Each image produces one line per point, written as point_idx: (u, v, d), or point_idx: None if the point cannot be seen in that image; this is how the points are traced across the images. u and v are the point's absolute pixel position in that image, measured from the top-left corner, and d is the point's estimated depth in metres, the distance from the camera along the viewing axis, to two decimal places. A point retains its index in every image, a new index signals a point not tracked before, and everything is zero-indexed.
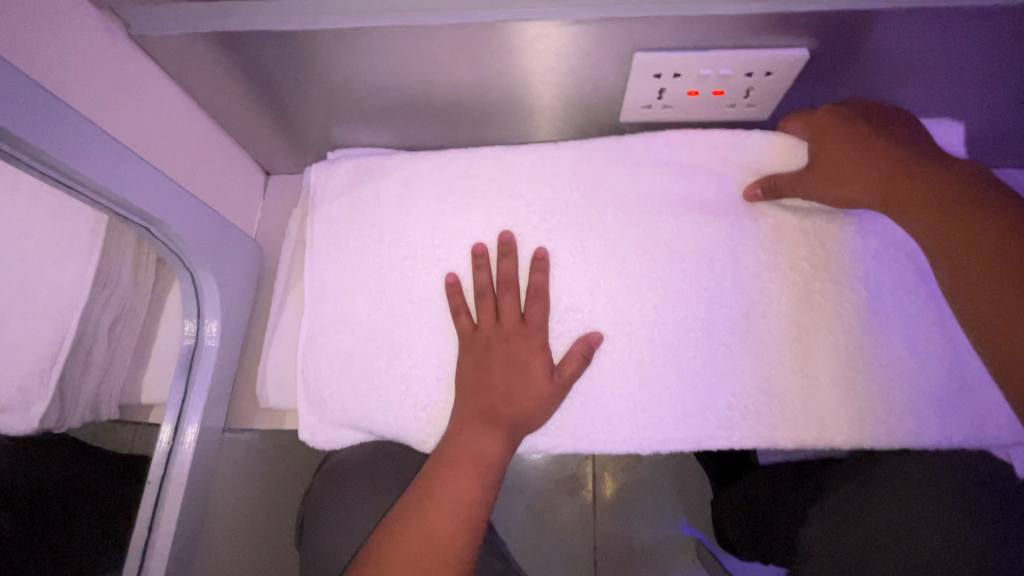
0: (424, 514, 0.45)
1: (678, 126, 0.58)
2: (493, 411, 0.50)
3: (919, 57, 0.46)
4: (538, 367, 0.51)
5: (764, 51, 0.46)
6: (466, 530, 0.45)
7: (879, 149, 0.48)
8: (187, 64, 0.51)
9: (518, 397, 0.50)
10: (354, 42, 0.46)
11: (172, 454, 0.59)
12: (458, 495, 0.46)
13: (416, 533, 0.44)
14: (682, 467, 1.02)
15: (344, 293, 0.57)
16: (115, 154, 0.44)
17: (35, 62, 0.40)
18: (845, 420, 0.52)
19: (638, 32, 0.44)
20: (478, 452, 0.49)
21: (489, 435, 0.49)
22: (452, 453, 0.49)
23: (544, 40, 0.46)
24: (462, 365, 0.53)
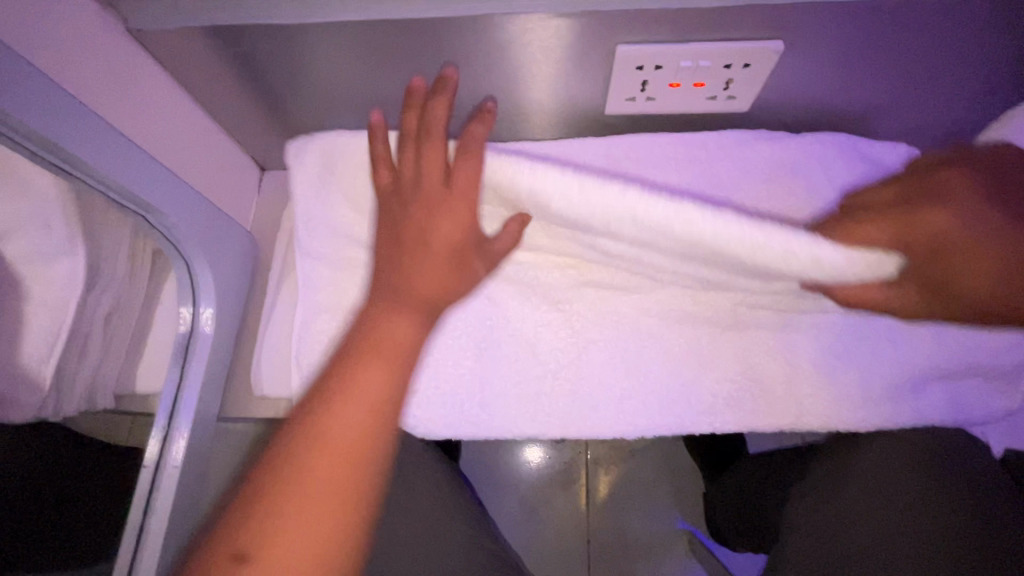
0: (344, 404, 0.42)
1: (661, 119, 0.59)
2: (406, 284, 0.47)
3: (888, 48, 0.48)
4: (451, 231, 0.47)
5: (742, 43, 0.47)
6: (376, 421, 0.42)
7: (975, 261, 0.40)
8: (183, 59, 0.52)
9: (433, 271, 0.47)
10: (346, 35, 0.47)
11: (167, 440, 0.60)
12: (376, 381, 0.43)
13: (337, 424, 0.41)
14: (675, 460, 1.03)
15: (335, 282, 0.59)
16: (112, 141, 0.46)
17: (36, 54, 0.41)
18: (823, 403, 0.53)
19: (620, 25, 0.46)
20: (393, 335, 0.45)
21: (403, 316, 0.46)
22: (367, 337, 0.45)
23: (531, 32, 0.47)
24: (381, 226, 0.51)
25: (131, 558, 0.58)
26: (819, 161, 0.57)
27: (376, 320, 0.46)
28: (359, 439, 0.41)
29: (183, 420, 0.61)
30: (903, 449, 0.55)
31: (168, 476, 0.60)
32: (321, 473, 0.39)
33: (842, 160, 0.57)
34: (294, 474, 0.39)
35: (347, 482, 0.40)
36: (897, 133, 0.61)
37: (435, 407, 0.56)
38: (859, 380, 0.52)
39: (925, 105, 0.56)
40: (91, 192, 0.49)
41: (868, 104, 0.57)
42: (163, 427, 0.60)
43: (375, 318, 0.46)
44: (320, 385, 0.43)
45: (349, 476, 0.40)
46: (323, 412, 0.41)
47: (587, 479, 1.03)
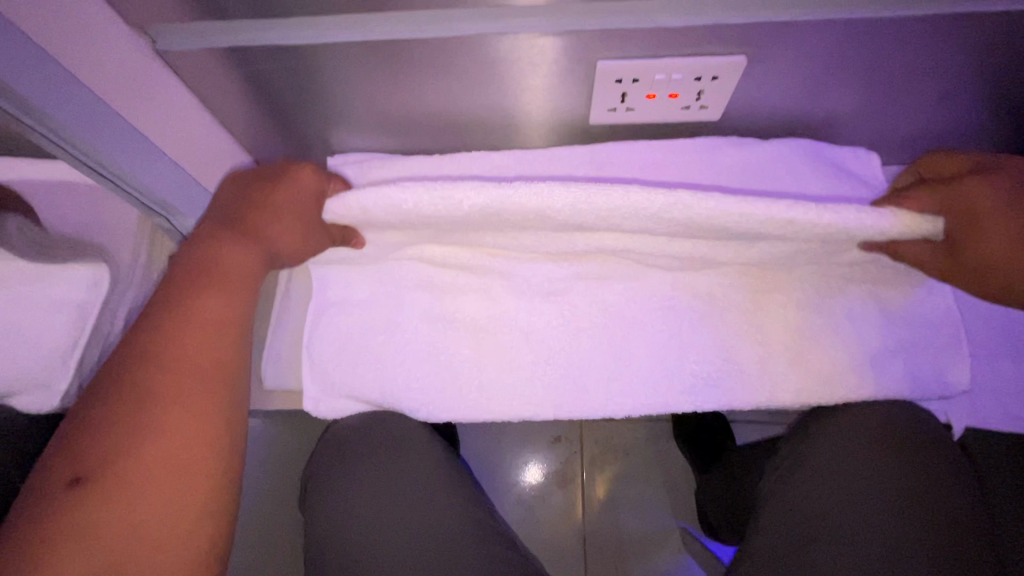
0: (183, 333, 0.47)
1: (641, 128, 0.65)
2: (247, 228, 0.52)
3: (842, 60, 0.53)
4: (292, 208, 0.52)
5: (709, 57, 0.53)
6: (209, 343, 0.48)
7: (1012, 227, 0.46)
8: (202, 77, 0.57)
9: (274, 231, 0.52)
10: (352, 54, 0.52)
11: None
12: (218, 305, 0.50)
13: (179, 345, 0.47)
14: (668, 459, 1.06)
15: (345, 283, 0.61)
16: (126, 133, 0.52)
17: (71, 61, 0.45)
18: (794, 385, 0.57)
19: (600, 42, 0.51)
20: (236, 265, 0.51)
21: (245, 251, 0.52)
22: (211, 261, 0.50)
23: (521, 50, 0.52)
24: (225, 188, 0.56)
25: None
26: (788, 165, 0.62)
27: (211, 253, 0.51)
28: (205, 360, 0.48)
29: None
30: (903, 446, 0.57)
31: None
32: (165, 398, 0.45)
33: (807, 164, 0.62)
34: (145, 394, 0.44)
35: (198, 398, 0.46)
36: (861, 140, 0.67)
37: (436, 393, 0.60)
38: (829, 363, 0.56)
39: (882, 114, 0.62)
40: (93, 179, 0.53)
41: (832, 113, 0.62)
42: None
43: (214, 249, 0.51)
44: (156, 314, 0.48)
45: (198, 394, 0.47)
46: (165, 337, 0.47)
47: (582, 478, 1.06)
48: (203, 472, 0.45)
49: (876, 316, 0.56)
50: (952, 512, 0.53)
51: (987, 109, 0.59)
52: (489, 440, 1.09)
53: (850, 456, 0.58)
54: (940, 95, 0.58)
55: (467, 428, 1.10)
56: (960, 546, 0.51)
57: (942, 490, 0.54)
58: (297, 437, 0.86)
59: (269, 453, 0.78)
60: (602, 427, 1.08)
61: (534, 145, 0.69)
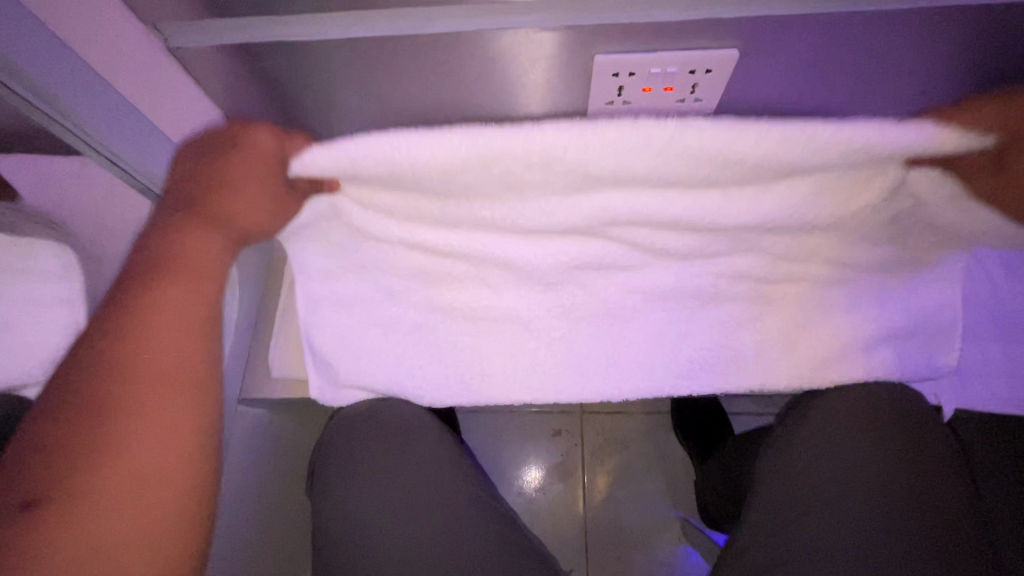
0: (145, 339, 0.44)
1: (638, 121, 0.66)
2: (206, 212, 0.45)
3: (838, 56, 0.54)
4: (247, 181, 0.43)
5: (708, 51, 0.53)
6: (175, 350, 0.45)
7: None
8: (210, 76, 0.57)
9: (237, 214, 0.45)
10: (353, 53, 0.54)
11: None
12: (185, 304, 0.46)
13: (145, 355, 0.44)
14: (666, 450, 1.08)
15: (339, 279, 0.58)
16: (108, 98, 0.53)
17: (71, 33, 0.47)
18: (789, 367, 0.59)
19: (598, 36, 0.52)
20: (198, 256, 0.46)
21: (207, 241, 0.46)
22: (169, 256, 0.45)
23: (518, 45, 0.53)
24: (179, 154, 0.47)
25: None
26: None
27: (174, 243, 0.45)
28: (178, 371, 0.45)
29: None
30: (896, 443, 0.58)
31: None
32: (134, 415, 0.42)
33: None
34: (116, 414, 0.42)
35: (172, 405, 0.44)
36: None
37: (442, 379, 0.62)
38: (825, 348, 0.58)
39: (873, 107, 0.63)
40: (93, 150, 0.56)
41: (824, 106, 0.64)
42: None
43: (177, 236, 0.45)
44: (114, 321, 0.44)
45: (171, 401, 0.44)
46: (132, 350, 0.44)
47: (583, 471, 1.07)
48: (181, 490, 0.44)
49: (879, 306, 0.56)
50: (944, 503, 0.55)
51: None
52: (490, 434, 1.10)
53: (848, 452, 0.59)
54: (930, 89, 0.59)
55: (467, 422, 1.11)
56: (951, 539, 0.53)
57: (930, 492, 0.55)
58: (301, 430, 0.87)
59: (275, 445, 0.79)
60: (600, 419, 1.10)
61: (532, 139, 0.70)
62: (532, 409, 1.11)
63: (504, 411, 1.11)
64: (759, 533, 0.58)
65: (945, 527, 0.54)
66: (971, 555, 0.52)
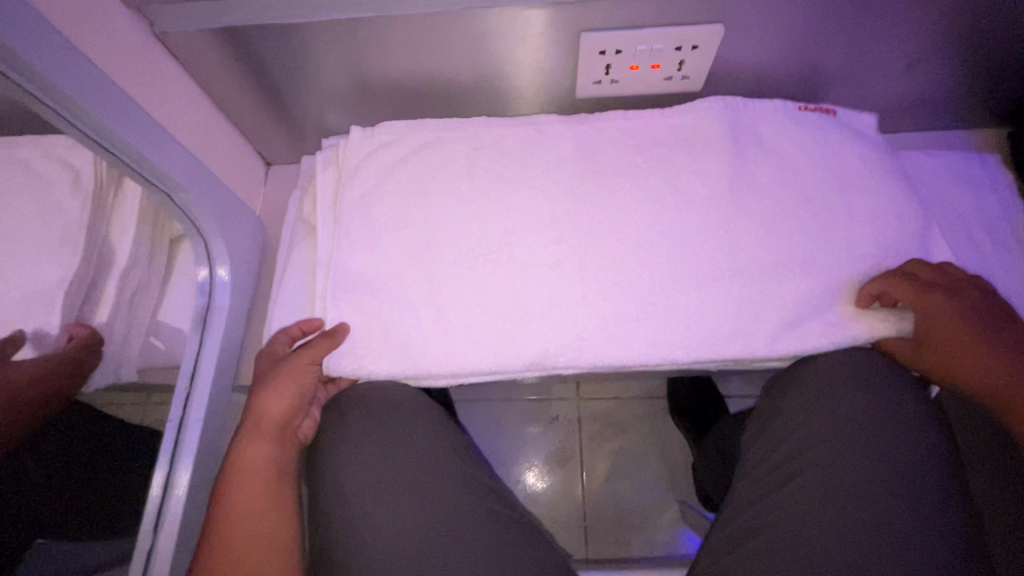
0: (239, 472, 0.58)
1: (622, 100, 0.69)
2: (257, 427, 0.61)
3: (790, 14, 0.56)
4: (300, 376, 0.61)
5: (687, 27, 0.57)
6: (261, 479, 0.59)
7: None
8: (197, 58, 0.61)
9: (265, 454, 0.60)
10: (338, 33, 0.57)
11: (183, 422, 0.66)
12: (258, 457, 0.59)
13: (235, 475, 0.58)
14: (664, 433, 1.08)
15: (356, 252, 0.63)
16: (129, 107, 0.52)
17: (78, 27, 0.48)
18: (770, 328, 0.60)
19: (581, 13, 0.55)
20: (254, 458, 0.59)
21: (263, 453, 0.60)
22: (236, 465, 0.59)
23: (512, 20, 0.56)
24: (252, 462, 0.59)
25: (154, 520, 0.64)
26: (773, 126, 0.65)
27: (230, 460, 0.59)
28: (265, 472, 0.59)
29: (201, 388, 0.67)
30: (881, 412, 0.59)
31: (188, 448, 0.66)
32: (226, 522, 0.56)
33: (784, 133, 0.65)
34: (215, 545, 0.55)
35: (260, 502, 0.57)
36: (836, 103, 0.71)
37: (451, 353, 0.60)
38: (798, 309, 0.60)
39: (847, 73, 0.65)
40: (94, 154, 0.54)
41: (810, 70, 0.65)
42: (185, 388, 0.66)
43: (234, 451, 0.59)
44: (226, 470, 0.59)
45: (261, 499, 0.58)
46: (228, 507, 0.57)
47: (582, 456, 1.08)
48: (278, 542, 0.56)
49: (846, 258, 0.61)
50: (944, 486, 0.55)
51: (941, 70, 0.65)
52: (489, 421, 1.11)
53: (835, 426, 0.59)
54: (888, 53, 0.62)
55: (465, 410, 1.12)
56: (959, 527, 0.53)
57: (915, 458, 0.56)
58: None
59: None
60: (596, 404, 1.11)
61: (532, 113, 0.72)
62: (530, 396, 1.11)
63: (502, 398, 1.12)
64: (744, 518, 0.58)
65: (949, 513, 0.53)
66: (963, 539, 0.52)
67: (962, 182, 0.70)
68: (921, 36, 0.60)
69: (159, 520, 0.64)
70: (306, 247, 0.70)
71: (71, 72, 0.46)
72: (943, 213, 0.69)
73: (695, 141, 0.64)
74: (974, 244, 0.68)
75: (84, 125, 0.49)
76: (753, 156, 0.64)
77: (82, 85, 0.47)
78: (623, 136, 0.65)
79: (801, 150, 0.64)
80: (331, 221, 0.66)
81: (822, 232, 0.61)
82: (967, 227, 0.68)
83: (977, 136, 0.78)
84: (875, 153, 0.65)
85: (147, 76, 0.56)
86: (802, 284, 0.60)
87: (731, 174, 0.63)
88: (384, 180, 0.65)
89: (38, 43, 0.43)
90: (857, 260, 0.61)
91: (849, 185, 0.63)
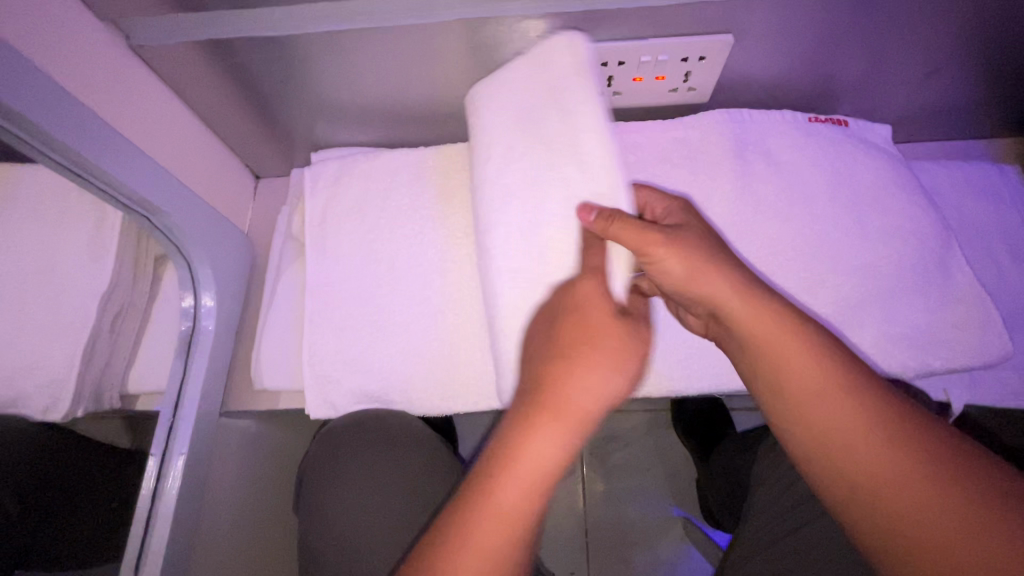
0: (518, 457, 0.44)
1: (624, 111, 0.67)
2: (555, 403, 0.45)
3: (801, 25, 0.53)
4: (629, 341, 0.48)
5: (695, 36, 0.54)
6: (541, 483, 0.44)
7: None
8: (179, 71, 0.58)
9: (547, 449, 0.44)
10: (325, 46, 0.54)
11: (165, 458, 0.62)
12: (548, 454, 0.44)
13: (512, 461, 0.44)
14: (667, 448, 1.06)
15: (349, 278, 0.62)
16: (105, 132, 0.49)
17: (43, 50, 0.45)
18: None
19: (584, 25, 0.52)
20: (543, 452, 0.44)
21: (554, 441, 0.44)
22: (517, 454, 0.44)
23: (510, 31, 0.53)
24: (534, 450, 0.44)
25: (134, 565, 0.59)
26: (783, 139, 0.62)
27: (516, 443, 0.44)
28: (538, 475, 0.44)
29: (186, 418, 0.63)
30: None
31: (171, 485, 0.61)
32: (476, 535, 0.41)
33: (795, 147, 0.62)
34: (455, 540, 0.42)
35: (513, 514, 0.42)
36: (847, 113, 0.68)
37: (448, 388, 0.59)
38: None
39: (861, 83, 0.63)
40: (65, 179, 0.51)
41: (822, 79, 0.62)
42: (168, 420, 0.63)
43: (522, 428, 0.45)
44: (503, 451, 0.44)
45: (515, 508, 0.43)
46: (482, 508, 0.43)
47: (583, 472, 1.05)
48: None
49: (862, 277, 0.58)
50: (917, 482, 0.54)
51: (962, 81, 0.62)
52: None
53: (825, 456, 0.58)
54: (903, 65, 0.59)
55: (462, 425, 1.09)
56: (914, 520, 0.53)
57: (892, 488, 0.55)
58: (290, 437, 0.85)
59: (260, 456, 0.78)
60: None
61: None
62: None
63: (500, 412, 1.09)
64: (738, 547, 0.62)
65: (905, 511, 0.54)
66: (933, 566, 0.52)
67: (980, 194, 0.67)
68: (942, 46, 0.57)
69: (140, 564, 0.59)
70: (297, 266, 0.67)
71: (39, 98, 0.43)
72: (962, 228, 0.66)
73: (700, 156, 0.62)
74: (992, 259, 0.65)
75: (54, 153, 0.46)
76: (765, 172, 0.61)
77: (51, 111, 0.44)
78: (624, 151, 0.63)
79: (813, 164, 0.61)
80: (320, 242, 0.63)
81: (838, 251, 0.58)
82: (986, 242, 0.66)
83: (997, 145, 0.75)
84: (890, 167, 0.62)
85: (123, 96, 0.54)
86: (813, 306, 0.57)
87: (740, 193, 0.60)
88: (379, 199, 0.63)
89: (4, 72, 0.40)
90: (871, 280, 0.58)
91: (863, 200, 0.60)
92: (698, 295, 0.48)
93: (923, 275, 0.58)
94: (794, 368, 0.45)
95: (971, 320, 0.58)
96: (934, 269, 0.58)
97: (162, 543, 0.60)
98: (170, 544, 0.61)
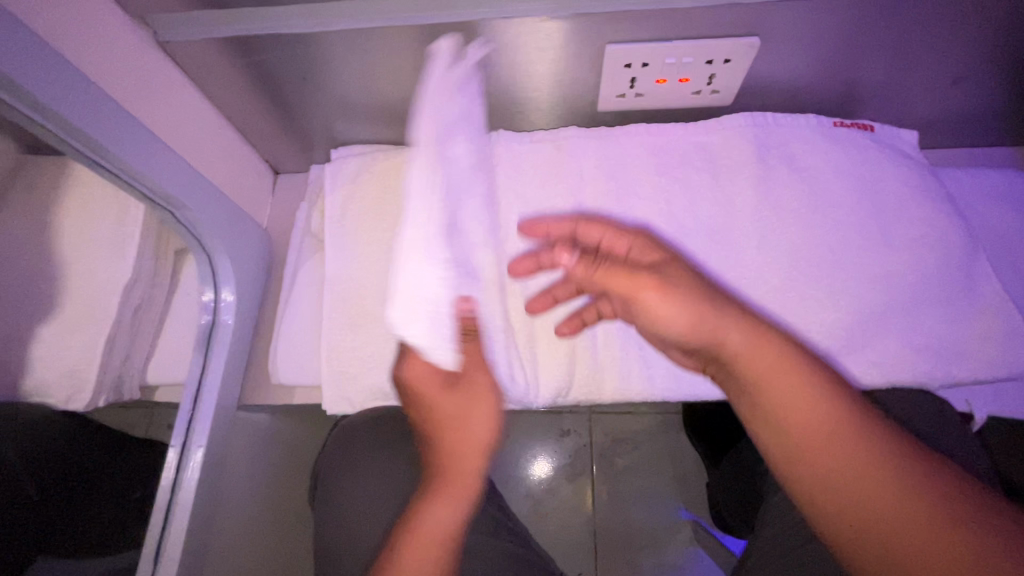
0: (418, 518, 0.49)
1: (647, 113, 0.66)
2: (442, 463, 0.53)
3: (830, 29, 0.53)
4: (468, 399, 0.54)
5: (721, 39, 0.53)
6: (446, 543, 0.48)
7: None
8: (204, 68, 0.59)
9: (436, 515, 0.49)
10: (348, 44, 0.54)
11: (185, 453, 0.62)
12: (445, 520, 0.49)
13: (422, 518, 0.49)
14: (678, 451, 1.06)
15: (368, 275, 0.62)
16: (130, 129, 0.50)
17: (73, 46, 0.46)
18: None
19: (610, 27, 0.52)
20: (438, 518, 0.49)
21: (444, 503, 0.50)
22: (421, 521, 0.49)
23: (533, 32, 0.53)
24: (433, 510, 0.49)
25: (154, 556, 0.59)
26: (809, 143, 0.61)
27: (417, 511, 0.50)
28: (437, 536, 0.48)
29: (205, 413, 0.64)
30: None
31: (190, 476, 0.62)
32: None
33: (818, 152, 0.61)
34: None
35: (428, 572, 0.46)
36: (871, 119, 0.67)
37: None
38: (829, 339, 0.57)
39: (888, 89, 0.62)
40: (92, 171, 0.51)
41: (848, 84, 0.61)
42: (188, 412, 0.63)
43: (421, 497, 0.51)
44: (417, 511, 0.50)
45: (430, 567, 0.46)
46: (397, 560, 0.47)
47: (593, 472, 1.05)
48: None
49: (885, 285, 0.57)
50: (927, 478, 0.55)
51: (991, 88, 0.61)
52: None
53: None
54: (930, 70, 0.58)
55: None
56: None
57: None
58: (304, 431, 0.86)
59: (275, 449, 0.79)
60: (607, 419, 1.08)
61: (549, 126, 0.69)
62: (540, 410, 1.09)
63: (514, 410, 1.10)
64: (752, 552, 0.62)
65: None
66: None
67: (1008, 203, 0.66)
68: (972, 52, 0.56)
69: (160, 552, 0.60)
70: (316, 262, 0.68)
71: (67, 91, 0.43)
72: (988, 238, 0.65)
73: (722, 162, 0.62)
74: (1017, 270, 0.64)
75: (82, 146, 0.47)
76: (789, 177, 0.60)
77: (80, 105, 0.44)
78: (644, 154, 0.63)
79: (838, 169, 0.60)
80: (341, 240, 0.63)
81: (861, 258, 0.58)
82: (1012, 253, 0.65)
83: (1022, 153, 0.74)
84: (917, 173, 0.61)
85: (148, 91, 0.54)
86: (830, 314, 0.57)
87: (762, 198, 0.60)
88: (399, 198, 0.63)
89: (38, 65, 0.40)
90: (895, 289, 0.57)
91: (887, 207, 0.59)
92: (710, 332, 0.48)
93: (948, 286, 0.57)
94: (799, 420, 0.45)
95: (996, 332, 0.57)
96: (961, 278, 0.57)
97: (184, 531, 0.60)
98: (191, 530, 0.61)
